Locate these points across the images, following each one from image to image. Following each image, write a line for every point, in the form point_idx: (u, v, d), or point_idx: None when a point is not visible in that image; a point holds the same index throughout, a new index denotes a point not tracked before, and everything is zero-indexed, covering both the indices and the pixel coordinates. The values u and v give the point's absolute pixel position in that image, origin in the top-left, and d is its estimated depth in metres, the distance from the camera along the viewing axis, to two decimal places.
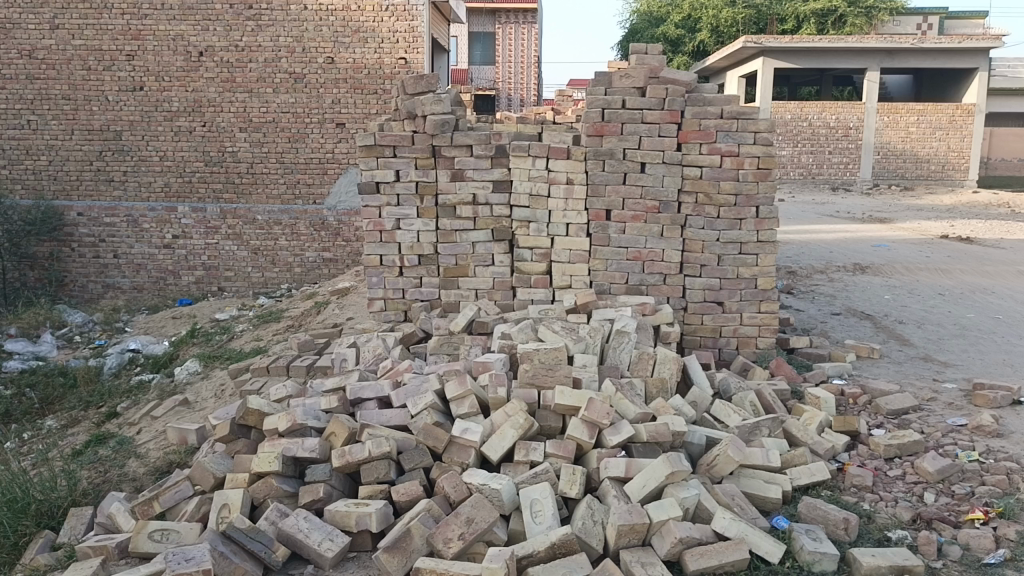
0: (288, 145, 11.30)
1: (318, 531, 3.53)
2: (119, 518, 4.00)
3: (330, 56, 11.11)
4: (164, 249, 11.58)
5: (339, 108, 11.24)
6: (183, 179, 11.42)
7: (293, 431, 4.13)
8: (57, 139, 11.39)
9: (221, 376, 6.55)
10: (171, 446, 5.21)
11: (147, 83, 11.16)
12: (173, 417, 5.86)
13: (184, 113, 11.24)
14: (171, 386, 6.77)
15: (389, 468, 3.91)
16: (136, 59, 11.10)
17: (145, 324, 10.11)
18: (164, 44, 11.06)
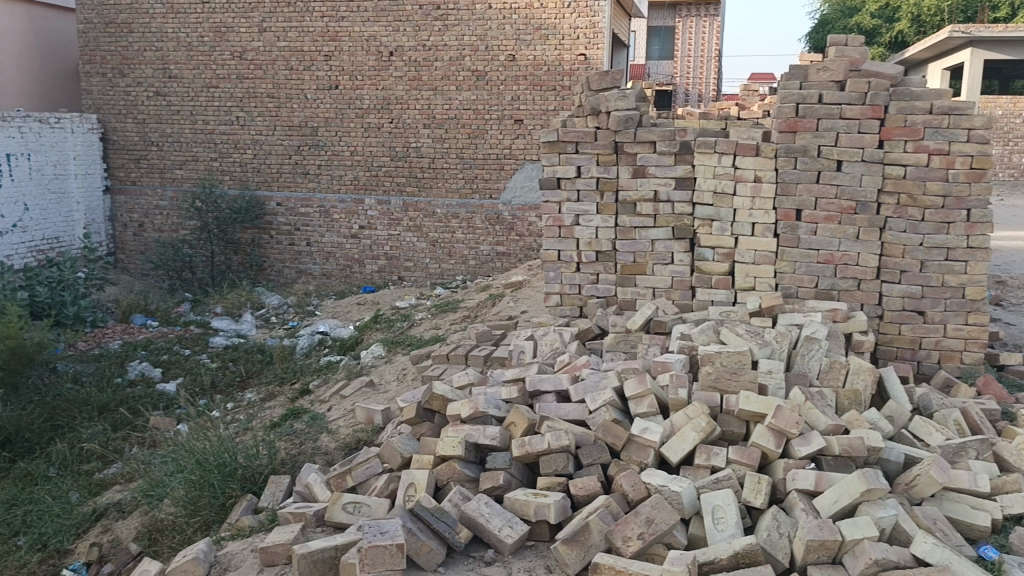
0: (468, 140, 11.62)
1: (498, 518, 3.62)
2: (317, 488, 4.29)
3: (512, 53, 11.31)
4: (351, 239, 12.26)
5: (519, 104, 11.37)
6: (371, 172, 12.03)
7: (474, 418, 4.26)
8: (262, 134, 12.33)
9: (403, 361, 6.86)
10: (359, 425, 5.52)
11: (341, 81, 11.87)
12: (359, 397, 6.20)
13: (374, 110, 11.85)
14: (357, 368, 7.16)
15: (568, 462, 3.93)
16: (333, 59, 11.84)
17: (333, 309, 10.76)
18: (358, 44, 11.72)
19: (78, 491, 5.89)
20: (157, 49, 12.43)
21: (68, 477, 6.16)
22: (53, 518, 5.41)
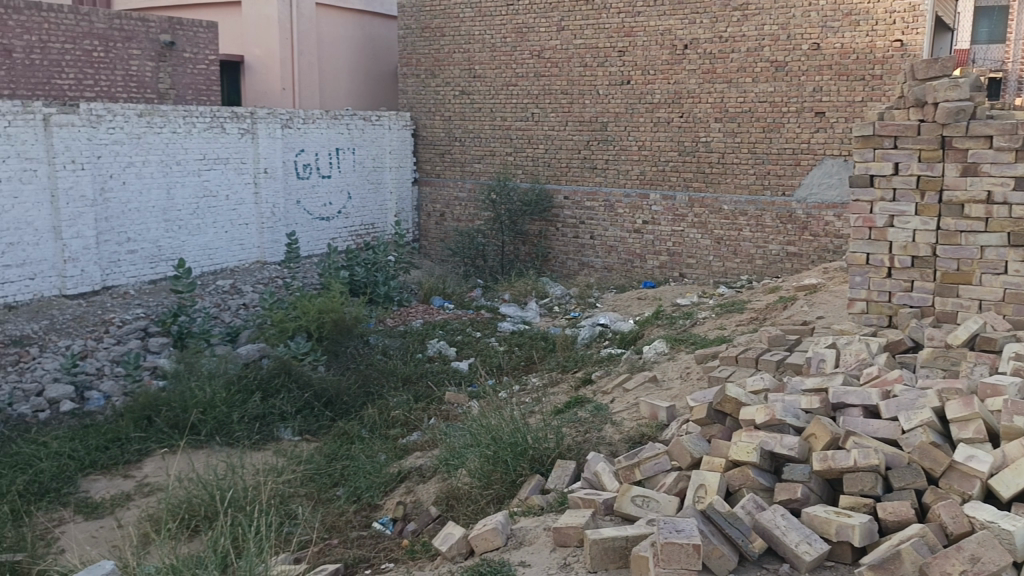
0: (762, 135, 11.17)
1: (796, 532, 3.45)
2: (606, 477, 4.37)
3: (816, 42, 10.69)
4: (634, 233, 12.34)
5: (820, 96, 10.74)
6: (658, 167, 12.00)
7: (770, 425, 4.11)
8: (554, 130, 12.80)
9: (687, 360, 6.76)
10: (644, 419, 5.54)
11: (634, 76, 11.99)
12: (643, 391, 6.22)
13: (665, 105, 11.82)
14: (640, 362, 7.19)
15: (876, 483, 3.64)
16: (627, 55, 12.00)
17: (614, 302, 10.91)
18: (652, 38, 11.78)
19: (385, 453, 6.48)
20: (465, 50, 13.41)
21: (377, 439, 6.84)
22: (365, 475, 6.01)
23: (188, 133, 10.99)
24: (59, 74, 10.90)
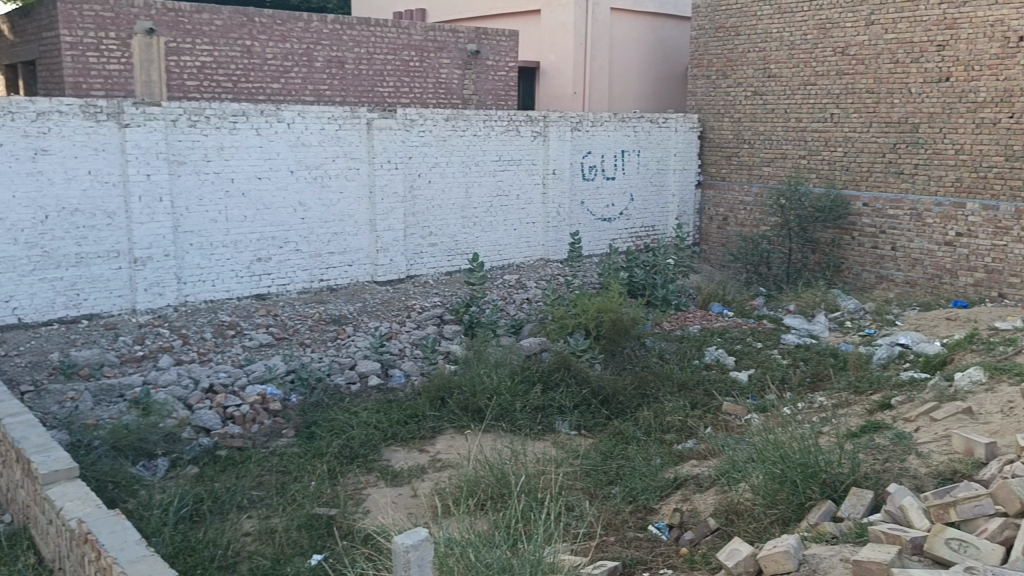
0: None
1: None
2: (913, 513, 3.95)
3: None
4: (944, 246, 11.15)
5: None
6: (978, 174, 10.73)
7: None
8: (855, 131, 11.93)
9: (1012, 393, 5.97)
10: (958, 455, 4.98)
11: (954, 73, 10.84)
12: (954, 424, 5.60)
13: (992, 104, 10.54)
14: (950, 390, 6.47)
15: None
16: (947, 49, 10.87)
17: (916, 321, 9.94)
18: (980, 30, 10.55)
19: (661, 457, 6.42)
20: (761, 49, 12.94)
21: (653, 442, 6.81)
22: (641, 477, 6.00)
23: (486, 135, 11.73)
24: (381, 82, 12.16)
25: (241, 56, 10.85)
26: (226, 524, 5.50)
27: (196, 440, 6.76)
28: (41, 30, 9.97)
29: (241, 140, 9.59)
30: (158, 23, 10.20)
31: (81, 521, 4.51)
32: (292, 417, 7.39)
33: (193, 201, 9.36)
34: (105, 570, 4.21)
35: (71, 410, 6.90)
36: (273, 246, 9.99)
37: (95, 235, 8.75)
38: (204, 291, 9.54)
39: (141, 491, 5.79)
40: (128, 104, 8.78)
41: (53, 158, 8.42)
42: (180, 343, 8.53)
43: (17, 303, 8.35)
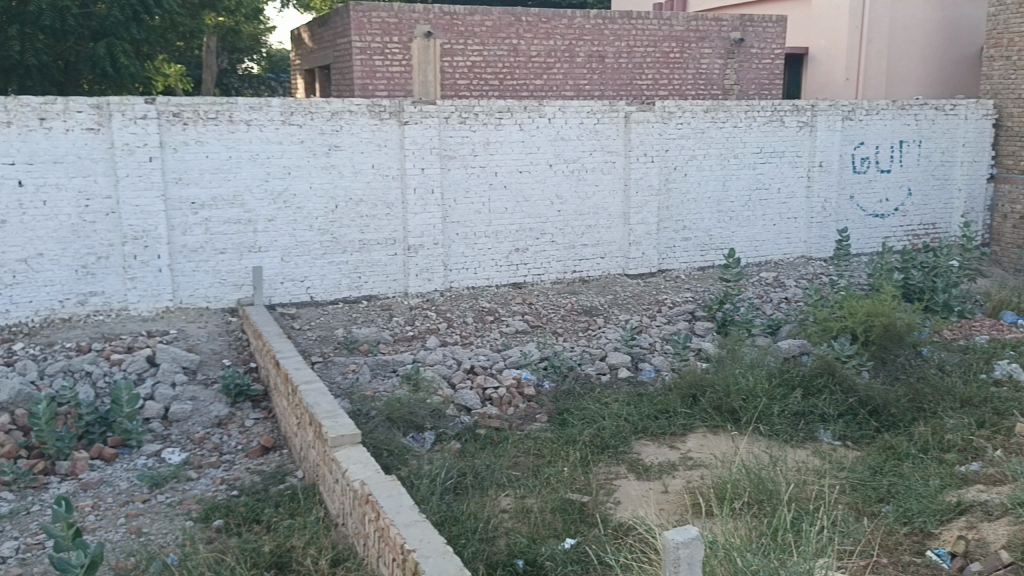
0: None
1: None
2: None
3: None
4: None
5: None
6: None
7: None
8: None
9: None
10: None
11: None
12: None
13: None
14: None
15: None
16: None
17: None
18: None
19: (941, 478, 5.84)
20: None
21: (931, 461, 6.20)
22: (917, 497, 5.50)
23: (747, 127, 11.32)
24: (640, 75, 12.14)
25: (507, 54, 11.35)
26: (485, 499, 5.74)
27: (457, 418, 7.15)
28: (337, 37, 11.07)
29: (506, 135, 10.03)
30: (436, 26, 10.90)
31: (364, 483, 4.96)
32: (545, 403, 7.55)
33: (460, 193, 9.94)
34: (384, 530, 4.58)
35: (352, 381, 7.62)
36: (531, 237, 10.37)
37: (376, 223, 9.62)
38: (467, 277, 10.14)
39: (411, 460, 6.24)
40: (407, 103, 9.47)
41: (344, 153, 9.33)
42: (445, 326, 9.13)
43: (310, 282, 9.42)
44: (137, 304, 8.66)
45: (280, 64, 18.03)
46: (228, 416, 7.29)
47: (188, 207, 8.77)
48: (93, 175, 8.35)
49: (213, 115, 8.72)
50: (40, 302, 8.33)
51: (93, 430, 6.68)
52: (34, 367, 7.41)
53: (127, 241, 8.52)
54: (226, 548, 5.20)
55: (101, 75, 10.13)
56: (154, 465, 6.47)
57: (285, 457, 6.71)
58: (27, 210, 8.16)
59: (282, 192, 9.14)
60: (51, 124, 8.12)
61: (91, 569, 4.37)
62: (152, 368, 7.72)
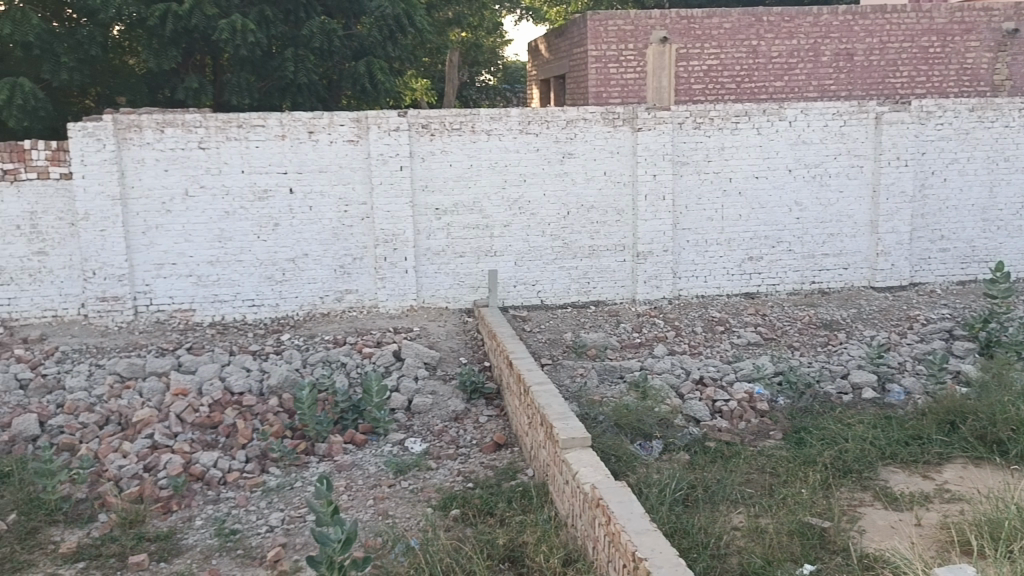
0: None
1: None
2: None
3: None
4: None
5: None
6: None
7: None
8: None
9: None
10: None
11: None
12: None
13: None
14: None
15: None
16: None
17: None
18: None
19: None
20: None
21: None
22: None
23: (1021, 126, 10.20)
24: (894, 73, 11.29)
25: (746, 56, 11.02)
26: (717, 515, 5.55)
27: (687, 428, 6.93)
28: (573, 47, 11.31)
29: (742, 140, 9.73)
30: (673, 31, 10.84)
31: (595, 486, 4.95)
32: (779, 420, 7.16)
33: (692, 200, 9.78)
34: (615, 536, 4.56)
35: (581, 385, 7.70)
36: (766, 245, 9.99)
37: (606, 229, 9.70)
38: (697, 286, 9.97)
39: (640, 468, 6.16)
40: (641, 110, 9.46)
41: (578, 161, 9.50)
42: (673, 334, 9.02)
43: (541, 286, 9.69)
44: (385, 302, 9.36)
45: (515, 74, 18.73)
46: (464, 411, 7.65)
47: (431, 213, 9.35)
48: (352, 183, 9.13)
49: (457, 126, 9.23)
50: (305, 297, 9.25)
51: (347, 417, 7.24)
52: (298, 356, 8.24)
53: (378, 243, 9.22)
54: (463, 537, 5.45)
55: (360, 91, 11.07)
56: (398, 453, 6.88)
57: (516, 454, 6.90)
58: (297, 214, 9.09)
59: (518, 199, 9.47)
60: (319, 137, 8.99)
61: (347, 545, 4.75)
62: (397, 362, 8.29)
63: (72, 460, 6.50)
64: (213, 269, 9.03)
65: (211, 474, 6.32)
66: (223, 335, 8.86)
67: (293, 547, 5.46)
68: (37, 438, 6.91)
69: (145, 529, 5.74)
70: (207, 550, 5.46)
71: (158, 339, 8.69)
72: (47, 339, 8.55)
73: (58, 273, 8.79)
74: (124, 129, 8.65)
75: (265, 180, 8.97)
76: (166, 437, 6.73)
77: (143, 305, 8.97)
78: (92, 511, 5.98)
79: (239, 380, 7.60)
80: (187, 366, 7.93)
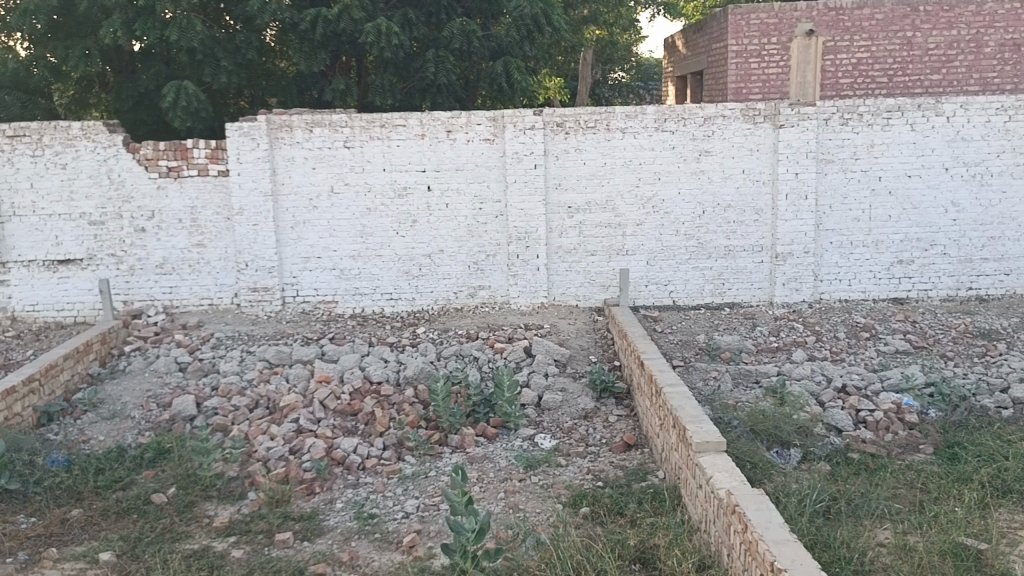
0: None
1: None
2: None
3: None
4: None
5: None
6: None
7: None
8: None
9: None
10: None
11: None
12: None
13: None
14: None
15: None
16: None
17: None
18: None
19: None
20: None
21: None
22: None
23: None
24: None
25: (900, 48, 10.46)
26: (860, 529, 5.27)
27: (828, 438, 6.62)
28: (713, 42, 11.07)
29: (894, 136, 9.27)
30: (819, 24, 10.42)
31: (731, 492, 4.79)
32: (930, 434, 6.74)
33: (837, 199, 9.40)
34: (751, 544, 4.39)
35: (715, 388, 7.51)
36: (917, 248, 9.49)
37: (743, 230, 9.43)
38: (840, 289, 9.57)
39: (777, 476, 5.94)
40: (784, 105, 9.15)
41: (715, 159, 9.28)
42: (813, 340, 8.69)
43: (674, 286, 9.54)
44: (516, 299, 9.47)
45: (648, 71, 18.50)
46: (593, 410, 7.63)
47: (564, 211, 9.38)
48: (487, 180, 9.29)
49: (592, 124, 9.21)
50: (439, 292, 9.49)
51: (479, 410, 7.36)
52: (433, 349, 8.47)
53: (512, 241, 9.34)
54: (593, 535, 5.42)
55: (496, 90, 11.24)
56: (528, 448, 6.91)
57: (646, 456, 6.81)
58: (434, 211, 9.34)
59: (652, 197, 9.36)
60: (456, 136, 9.18)
61: (480, 535, 4.84)
62: (528, 359, 8.37)
63: (225, 440, 6.92)
64: (355, 263, 9.41)
65: (351, 459, 6.57)
66: (363, 326, 9.23)
67: (427, 535, 5.61)
68: (195, 418, 7.40)
69: (290, 508, 6.04)
70: (347, 533, 5.68)
71: (303, 329, 9.14)
72: (204, 325, 9.16)
73: (215, 264, 9.40)
74: (276, 129, 9.15)
75: (405, 177, 9.25)
76: (310, 423, 7.05)
77: (290, 296, 9.46)
78: (242, 489, 6.34)
79: (377, 370, 7.88)
80: (329, 355, 8.31)
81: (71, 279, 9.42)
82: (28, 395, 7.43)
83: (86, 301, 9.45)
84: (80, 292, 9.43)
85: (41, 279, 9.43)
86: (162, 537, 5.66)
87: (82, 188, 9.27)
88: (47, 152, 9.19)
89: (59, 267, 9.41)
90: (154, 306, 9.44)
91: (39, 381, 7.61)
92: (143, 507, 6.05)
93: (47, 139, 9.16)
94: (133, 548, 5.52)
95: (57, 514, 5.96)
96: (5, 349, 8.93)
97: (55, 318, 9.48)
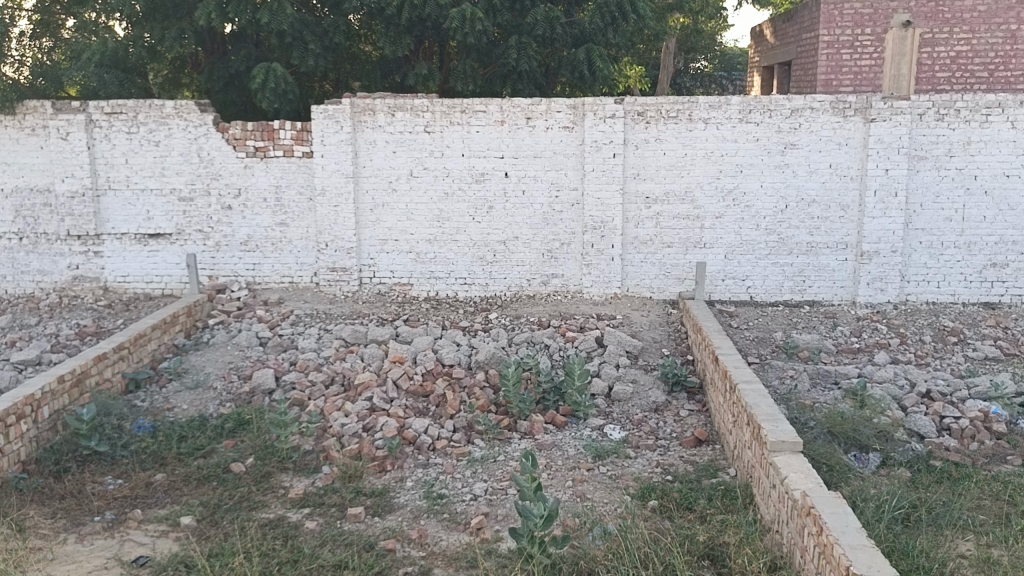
0: None
1: None
2: None
3: None
4: None
5: None
6: None
7: None
8: None
9: None
10: None
11: None
12: None
13: None
14: None
15: None
16: None
17: None
18: None
19: None
20: None
21: None
22: None
23: None
24: None
25: (1002, 41, 10.04)
26: (941, 539, 5.07)
27: (909, 443, 6.41)
28: (802, 32, 10.79)
29: (993, 134, 8.92)
30: (917, 15, 10.06)
31: (806, 494, 4.66)
32: (1020, 444, 6.45)
33: (929, 197, 9.11)
34: (826, 548, 4.27)
35: (791, 388, 7.31)
36: (1012, 251, 9.15)
37: (828, 226, 9.19)
38: (929, 292, 9.28)
39: (855, 481, 5.79)
40: (876, 99, 8.85)
41: (801, 151, 9.04)
42: (897, 342, 8.42)
43: (752, 282, 9.37)
44: (589, 288, 9.43)
45: (731, 61, 18.18)
46: (664, 403, 7.53)
47: (642, 201, 9.29)
48: (564, 169, 9.25)
49: (674, 114, 9.07)
50: (513, 279, 9.54)
51: (549, 398, 7.37)
52: (505, 335, 8.51)
53: (587, 230, 9.29)
54: (662, 528, 5.37)
55: (577, 77, 11.19)
56: (598, 438, 6.87)
57: (718, 452, 6.70)
58: (511, 197, 9.35)
59: (733, 190, 9.18)
60: (536, 123, 9.16)
61: (548, 521, 4.84)
62: (600, 349, 8.33)
63: (302, 415, 7.09)
64: (431, 248, 9.53)
65: (422, 440, 6.65)
66: (437, 309, 9.33)
67: (494, 518, 5.64)
68: (273, 391, 7.63)
69: (362, 484, 6.15)
70: (416, 511, 5.77)
71: (379, 310, 9.30)
72: (285, 303, 9.41)
73: (296, 243, 9.64)
74: (359, 112, 9.29)
75: (483, 163, 9.30)
76: (383, 402, 7.15)
77: (367, 277, 9.64)
78: (317, 463, 6.49)
79: (449, 353, 7.96)
80: (404, 336, 8.43)
81: (160, 253, 9.79)
82: (118, 362, 7.76)
83: (174, 274, 9.81)
84: (169, 266, 9.80)
85: (133, 251, 9.82)
86: (239, 505, 5.84)
87: (173, 165, 9.59)
88: (143, 130, 9.54)
89: (150, 241, 9.78)
90: (238, 282, 9.74)
91: (129, 349, 7.93)
92: (223, 475, 6.26)
93: (142, 117, 9.51)
94: (212, 514, 5.71)
95: (142, 477, 6.21)
96: (97, 317, 9.32)
97: (145, 290, 9.87)
